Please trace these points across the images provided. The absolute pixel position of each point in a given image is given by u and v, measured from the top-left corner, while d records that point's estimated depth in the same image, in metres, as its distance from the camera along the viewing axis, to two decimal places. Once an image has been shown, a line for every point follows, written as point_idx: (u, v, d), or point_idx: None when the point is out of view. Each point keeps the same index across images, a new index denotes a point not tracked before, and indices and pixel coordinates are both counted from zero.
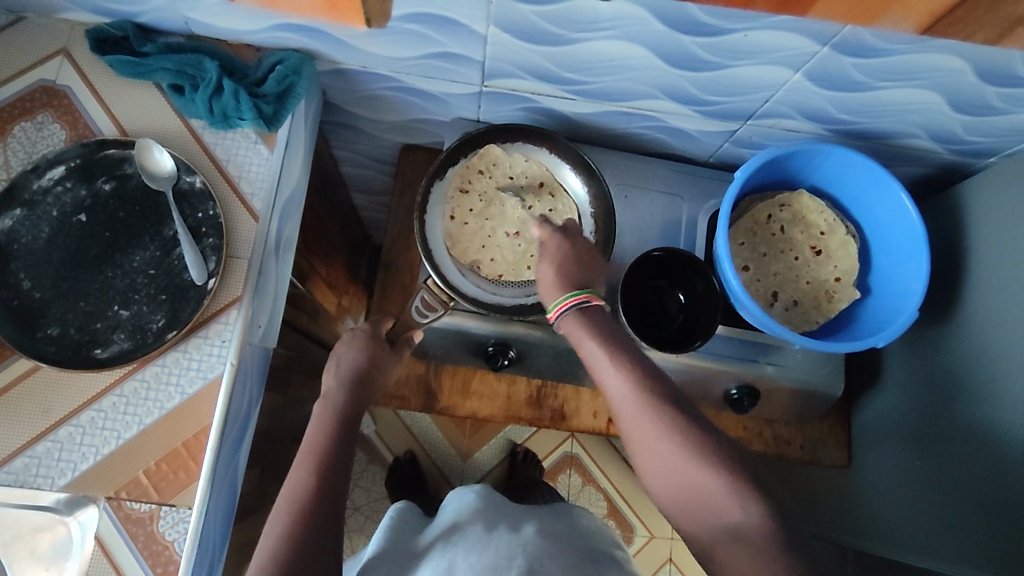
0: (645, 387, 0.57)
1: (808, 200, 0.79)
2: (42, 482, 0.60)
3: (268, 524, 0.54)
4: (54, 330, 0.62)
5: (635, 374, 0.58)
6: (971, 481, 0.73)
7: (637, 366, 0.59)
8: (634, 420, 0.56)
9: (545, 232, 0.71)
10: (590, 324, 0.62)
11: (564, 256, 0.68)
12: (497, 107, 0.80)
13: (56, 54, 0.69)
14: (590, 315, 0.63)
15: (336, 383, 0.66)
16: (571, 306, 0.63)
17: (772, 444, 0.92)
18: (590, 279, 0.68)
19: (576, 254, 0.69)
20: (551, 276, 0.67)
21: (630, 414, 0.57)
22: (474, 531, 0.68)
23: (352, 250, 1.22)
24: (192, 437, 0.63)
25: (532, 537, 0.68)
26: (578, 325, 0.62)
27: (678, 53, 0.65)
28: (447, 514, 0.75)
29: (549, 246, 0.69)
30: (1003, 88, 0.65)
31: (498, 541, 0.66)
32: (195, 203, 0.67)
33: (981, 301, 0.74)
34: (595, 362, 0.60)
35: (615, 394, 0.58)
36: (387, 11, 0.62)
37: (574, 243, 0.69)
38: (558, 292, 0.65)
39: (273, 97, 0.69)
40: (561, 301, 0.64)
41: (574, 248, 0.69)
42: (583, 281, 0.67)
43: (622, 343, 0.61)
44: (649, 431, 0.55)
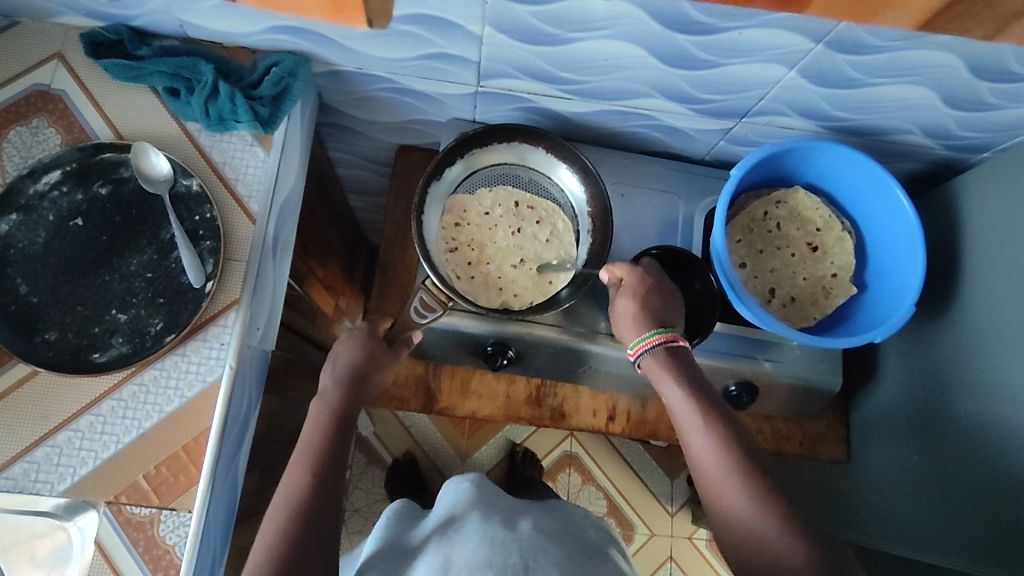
0: (728, 441, 0.59)
1: (803, 197, 0.80)
2: (41, 487, 0.60)
3: (264, 524, 0.54)
4: (51, 335, 0.62)
5: (720, 426, 0.60)
6: (970, 474, 0.73)
7: (719, 418, 0.60)
8: (715, 472, 0.58)
9: (624, 267, 0.70)
10: (676, 370, 0.63)
11: (648, 294, 0.68)
12: (493, 108, 0.80)
13: (50, 59, 0.69)
14: (675, 357, 0.64)
15: (333, 379, 0.66)
16: (656, 344, 0.65)
17: (770, 439, 0.93)
18: (672, 316, 0.68)
19: (661, 296, 0.68)
20: (631, 312, 0.67)
21: (709, 464, 0.58)
22: (469, 523, 0.68)
23: (349, 252, 1.22)
24: (192, 440, 0.63)
25: (528, 533, 0.68)
26: (661, 367, 0.64)
27: (673, 52, 0.65)
28: (443, 506, 0.75)
29: (631, 282, 0.69)
30: (996, 83, 0.65)
31: (493, 534, 0.65)
32: (192, 206, 0.66)
33: (977, 295, 0.75)
34: (680, 411, 0.61)
35: (697, 444, 0.59)
36: (390, 14, 0.62)
37: (657, 280, 0.69)
38: (638, 330, 0.66)
39: (268, 100, 0.69)
40: (645, 337, 0.65)
41: (657, 284, 0.69)
42: (666, 319, 0.67)
43: (709, 394, 0.62)
44: (731, 485, 0.57)
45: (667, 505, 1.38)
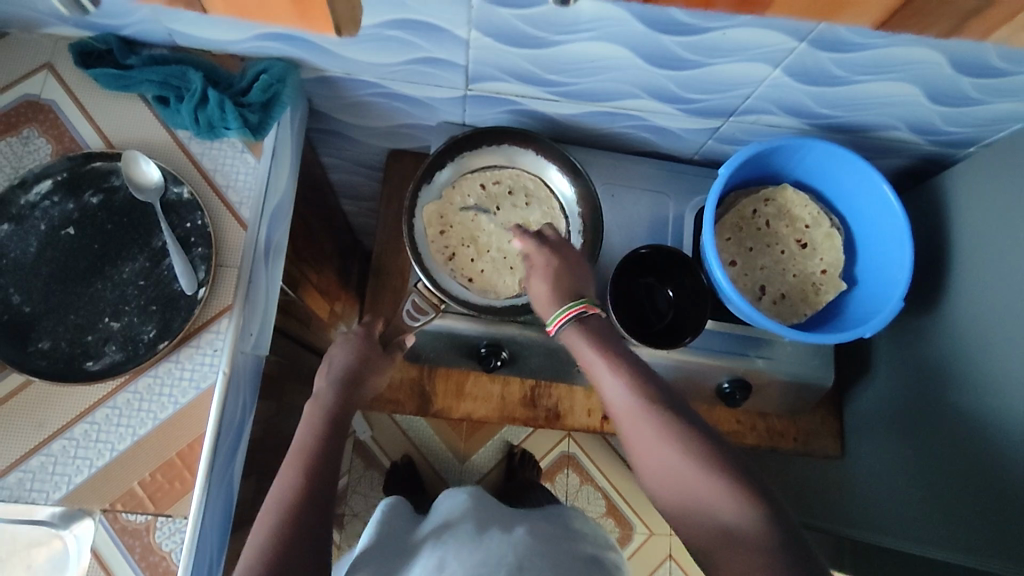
0: (645, 394, 0.57)
1: (791, 194, 0.80)
2: (36, 496, 0.60)
3: (257, 527, 0.54)
4: (44, 344, 0.62)
5: (637, 382, 0.58)
6: (964, 465, 0.73)
7: (636, 375, 0.59)
8: (636, 429, 0.57)
9: (529, 249, 0.70)
10: (586, 332, 0.62)
11: (555, 271, 0.67)
12: (482, 111, 0.81)
13: (40, 69, 0.69)
14: (586, 322, 0.63)
15: (325, 382, 0.66)
16: (570, 317, 0.63)
17: (764, 436, 0.93)
18: (583, 288, 0.67)
19: (568, 268, 0.67)
20: (545, 293, 0.66)
21: (631, 422, 0.57)
22: (463, 530, 0.69)
23: (343, 256, 1.23)
24: (186, 447, 0.63)
25: (522, 537, 0.68)
26: (576, 336, 0.62)
27: (658, 52, 0.65)
28: (439, 513, 0.75)
29: (539, 263, 0.68)
30: (978, 79, 0.66)
31: (488, 540, 0.66)
32: (183, 214, 0.67)
33: (966, 288, 0.75)
34: (595, 367, 0.60)
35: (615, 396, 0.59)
36: (357, 19, 0.63)
37: (562, 256, 0.68)
38: (551, 307, 0.65)
39: (257, 106, 0.69)
40: (559, 313, 0.63)
41: (565, 262, 0.68)
42: (579, 290, 0.66)
43: (619, 349, 0.61)
44: (651, 438, 0.56)
45: None
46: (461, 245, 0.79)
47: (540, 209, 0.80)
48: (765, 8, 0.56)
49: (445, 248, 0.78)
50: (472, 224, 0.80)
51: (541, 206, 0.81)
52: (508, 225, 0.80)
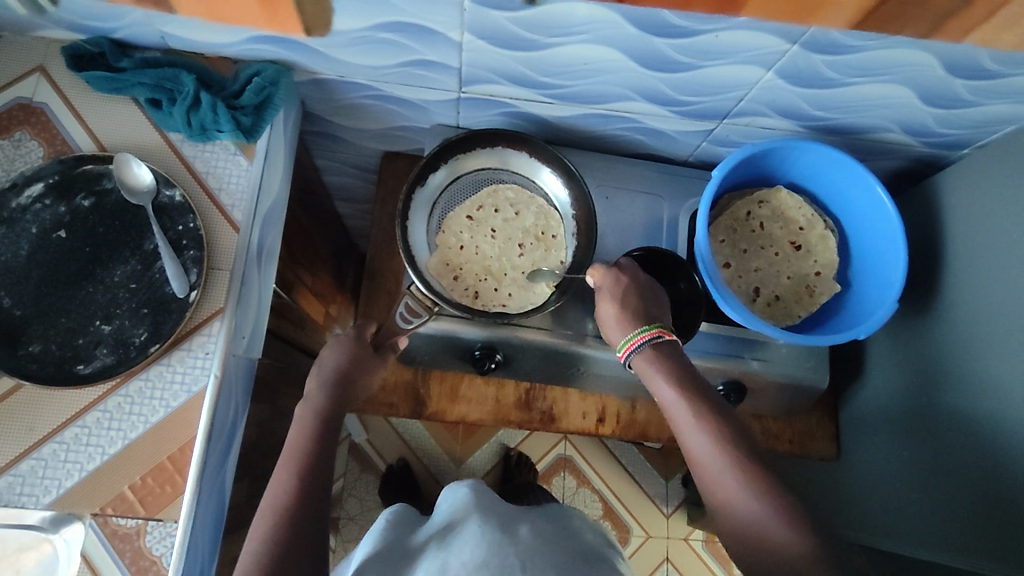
0: (724, 437, 0.58)
1: (785, 196, 0.80)
2: (25, 500, 0.60)
3: (251, 531, 0.54)
4: (35, 347, 0.61)
5: (716, 423, 0.59)
6: (960, 466, 0.73)
7: (716, 415, 0.60)
8: (712, 468, 0.58)
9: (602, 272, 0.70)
10: (663, 368, 0.63)
11: (628, 294, 0.68)
12: (476, 113, 0.81)
13: (32, 72, 0.69)
14: (661, 355, 0.64)
15: (316, 383, 0.66)
16: (645, 342, 0.65)
17: (760, 438, 0.93)
18: (656, 310, 0.68)
19: (641, 294, 0.68)
20: (614, 313, 0.67)
21: (706, 460, 0.58)
22: (466, 530, 0.68)
23: (339, 259, 1.23)
24: (177, 450, 0.63)
25: (526, 540, 0.67)
26: (653, 367, 0.64)
27: (651, 55, 0.65)
28: (441, 513, 0.75)
29: (605, 285, 0.69)
30: (970, 81, 0.66)
31: (490, 539, 0.66)
32: (175, 216, 0.67)
33: (960, 289, 0.75)
34: (674, 406, 0.61)
35: (688, 434, 0.60)
36: (326, 20, 0.63)
37: (639, 281, 0.69)
38: (625, 328, 0.66)
39: (250, 109, 0.69)
40: (635, 336, 0.65)
41: (635, 283, 0.69)
42: (649, 314, 0.67)
43: (699, 389, 0.62)
44: (725, 478, 0.57)
45: (663, 506, 1.38)
46: (459, 251, 0.79)
47: (536, 213, 0.81)
48: (738, 10, 0.57)
49: (441, 251, 0.79)
50: (469, 230, 0.80)
51: (536, 210, 0.81)
52: (505, 231, 0.81)
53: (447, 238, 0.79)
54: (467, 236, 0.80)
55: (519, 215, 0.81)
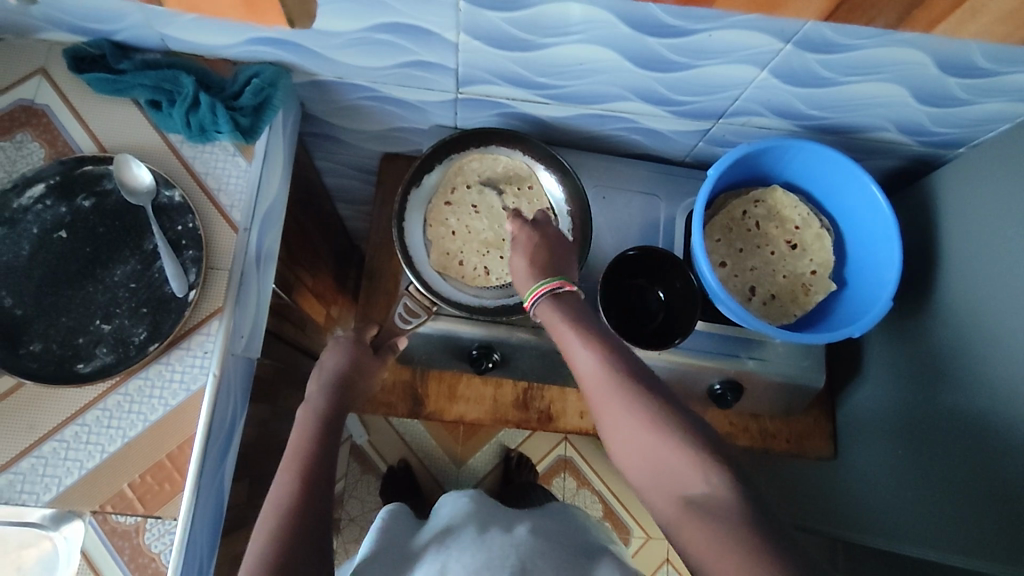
0: (620, 370, 0.55)
1: (781, 195, 0.81)
2: (27, 498, 0.61)
3: (256, 533, 0.54)
4: (36, 346, 0.62)
5: (611, 358, 0.56)
6: (958, 464, 0.73)
7: (613, 351, 0.57)
8: (608, 402, 0.54)
9: (517, 228, 0.70)
10: (558, 306, 0.61)
11: (536, 248, 0.67)
12: (473, 114, 0.81)
13: (34, 74, 0.70)
14: (558, 296, 0.62)
15: (318, 385, 0.66)
16: (546, 292, 0.62)
17: (758, 438, 0.93)
18: (565, 267, 0.67)
19: (553, 251, 0.67)
20: (524, 266, 0.66)
21: (599, 393, 0.55)
22: (466, 533, 0.69)
23: (339, 261, 1.23)
24: (176, 448, 0.63)
25: (525, 538, 0.68)
26: (551, 312, 0.61)
27: (646, 55, 0.66)
28: (440, 517, 0.75)
29: (521, 240, 0.69)
30: (965, 79, 0.67)
31: (491, 543, 0.66)
32: (174, 216, 0.67)
33: (957, 288, 0.76)
34: (566, 340, 0.59)
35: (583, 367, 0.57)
36: (312, 13, 0.62)
37: (549, 238, 0.69)
38: (531, 279, 0.65)
39: (249, 110, 0.70)
40: (536, 288, 0.63)
41: (546, 239, 0.68)
42: (556, 270, 0.66)
43: (592, 322, 0.60)
44: (621, 409, 0.53)
45: None
46: (450, 245, 0.79)
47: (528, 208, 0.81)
48: (710, 2, 0.57)
49: (437, 250, 0.79)
50: (460, 224, 0.80)
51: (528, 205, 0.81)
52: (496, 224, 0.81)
53: (437, 237, 0.79)
54: (459, 229, 0.80)
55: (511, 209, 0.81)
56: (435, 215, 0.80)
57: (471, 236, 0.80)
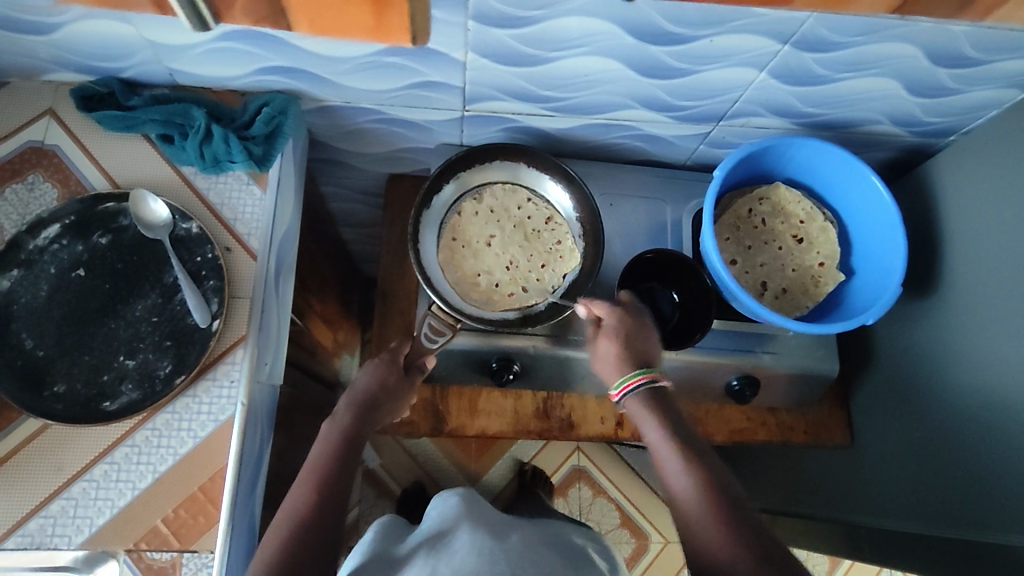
0: (708, 479, 0.57)
1: (784, 191, 0.82)
2: (58, 541, 0.60)
3: (263, 540, 0.55)
4: (60, 387, 0.61)
5: (700, 466, 0.58)
6: (971, 442, 0.75)
7: (699, 461, 0.59)
8: (688, 501, 0.56)
9: (603, 310, 0.70)
10: (656, 412, 0.63)
11: (626, 336, 0.68)
12: (478, 130, 0.83)
13: (42, 115, 0.70)
14: (657, 400, 0.64)
15: (344, 404, 0.66)
16: (641, 384, 0.64)
17: (776, 431, 0.95)
18: (652, 355, 0.68)
19: (636, 335, 0.68)
20: (614, 350, 0.67)
21: (685, 503, 0.57)
22: (455, 534, 0.66)
23: (344, 285, 1.23)
24: (208, 480, 0.62)
25: (515, 544, 0.65)
26: (642, 409, 0.64)
27: (649, 63, 0.68)
28: (431, 521, 0.73)
29: (609, 325, 0.69)
30: (954, 69, 0.69)
31: (483, 546, 0.62)
32: (193, 248, 0.67)
33: (958, 272, 0.78)
34: (658, 448, 0.61)
35: (672, 476, 0.59)
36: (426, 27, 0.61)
37: (635, 319, 0.70)
38: (622, 368, 0.66)
39: (261, 139, 0.70)
40: (628, 379, 0.65)
41: (636, 324, 0.69)
42: (645, 360, 0.67)
43: (687, 432, 0.62)
44: (699, 517, 0.55)
45: None
46: (464, 260, 0.80)
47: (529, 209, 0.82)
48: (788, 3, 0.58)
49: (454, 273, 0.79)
50: (468, 236, 0.81)
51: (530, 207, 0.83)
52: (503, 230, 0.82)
53: (546, 284, 0.80)
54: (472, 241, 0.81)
55: (513, 214, 0.82)
56: (518, 286, 0.80)
57: (514, 254, 0.81)
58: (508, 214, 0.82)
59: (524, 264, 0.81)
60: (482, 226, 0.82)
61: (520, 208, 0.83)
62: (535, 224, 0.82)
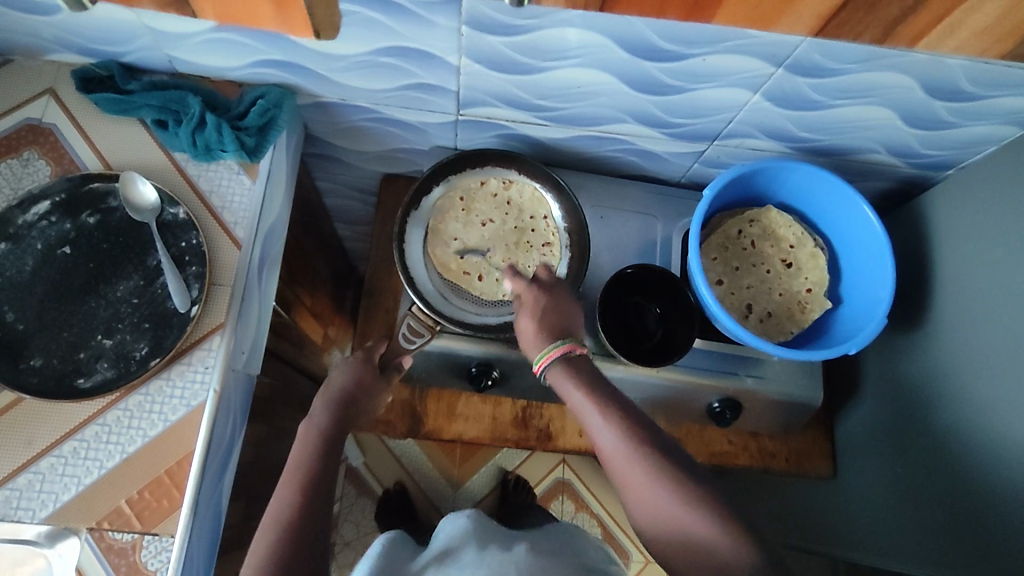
0: (635, 438, 0.58)
1: (775, 215, 0.82)
2: (22, 515, 0.60)
3: (252, 547, 0.55)
4: (36, 361, 0.62)
5: (626, 424, 0.59)
6: (955, 485, 0.73)
7: (624, 417, 0.59)
8: (625, 468, 0.57)
9: (520, 286, 0.70)
10: (574, 375, 0.62)
11: (545, 310, 0.67)
12: (473, 135, 0.83)
13: (42, 94, 0.71)
14: (573, 364, 0.63)
15: (321, 401, 0.66)
16: (557, 356, 0.63)
17: (757, 457, 0.93)
18: (573, 325, 0.68)
19: (557, 309, 0.68)
20: (532, 329, 0.66)
21: (621, 465, 0.58)
22: (466, 553, 0.65)
23: (337, 281, 1.23)
24: (175, 464, 0.63)
25: (524, 554, 0.65)
26: (561, 376, 0.63)
27: (642, 78, 0.68)
28: (439, 540, 0.71)
29: (529, 301, 0.69)
30: (951, 103, 0.69)
31: (490, 561, 0.63)
32: (178, 233, 0.68)
33: (948, 307, 0.77)
34: (585, 413, 0.61)
35: (606, 443, 0.59)
36: (338, 25, 0.62)
37: (553, 295, 0.69)
38: (541, 344, 0.65)
39: (254, 130, 0.71)
40: (546, 352, 0.64)
41: (554, 301, 0.69)
42: (566, 331, 0.67)
43: (605, 388, 0.62)
44: (642, 479, 0.56)
45: None
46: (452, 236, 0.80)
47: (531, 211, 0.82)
48: (708, 19, 0.58)
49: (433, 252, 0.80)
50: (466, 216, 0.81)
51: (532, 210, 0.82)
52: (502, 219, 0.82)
53: (502, 289, 0.79)
54: (467, 224, 0.81)
55: (516, 207, 0.82)
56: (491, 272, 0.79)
57: (497, 249, 0.80)
58: (510, 205, 0.82)
59: (499, 262, 0.80)
60: (483, 215, 0.82)
61: (530, 221, 0.82)
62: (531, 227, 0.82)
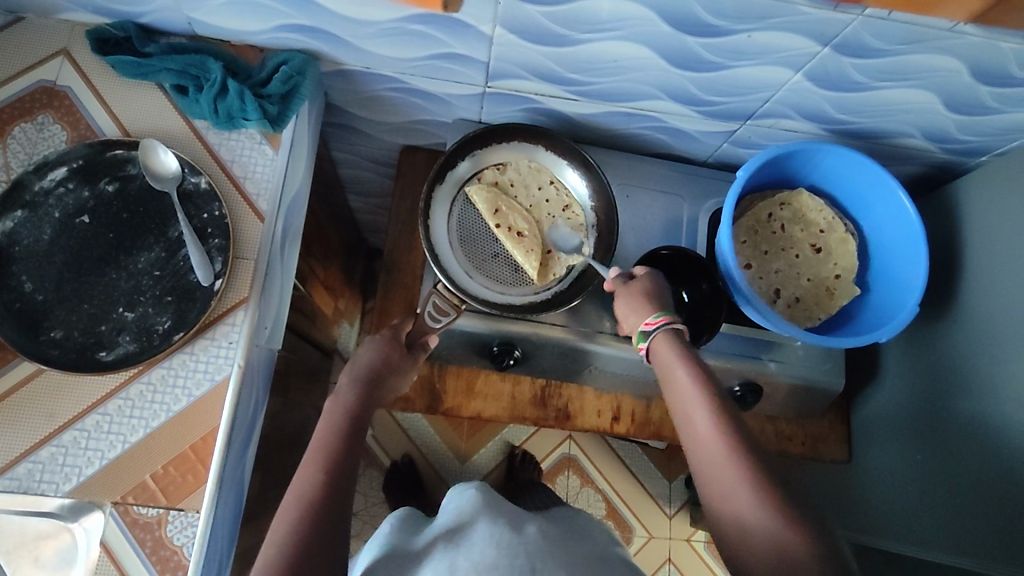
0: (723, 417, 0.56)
1: (807, 199, 0.81)
2: (46, 488, 0.59)
3: (275, 523, 0.54)
4: (57, 333, 0.61)
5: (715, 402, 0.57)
6: (977, 474, 0.73)
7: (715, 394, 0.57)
8: (706, 447, 0.55)
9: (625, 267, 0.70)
10: (674, 348, 0.61)
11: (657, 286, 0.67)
12: (499, 108, 0.81)
13: (56, 55, 0.68)
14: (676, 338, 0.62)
15: (347, 379, 0.66)
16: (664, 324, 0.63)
17: (773, 440, 0.93)
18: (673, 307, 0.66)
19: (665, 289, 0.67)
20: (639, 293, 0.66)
21: (705, 444, 0.55)
22: (475, 530, 0.65)
23: (348, 254, 1.22)
24: (200, 439, 0.62)
25: (535, 537, 0.64)
26: (665, 346, 0.62)
27: (682, 53, 0.66)
28: (448, 512, 0.71)
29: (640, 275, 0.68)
30: (997, 88, 0.67)
31: (500, 539, 0.62)
32: (200, 204, 0.66)
33: (977, 296, 0.76)
34: (677, 387, 0.59)
35: (692, 417, 0.57)
36: None
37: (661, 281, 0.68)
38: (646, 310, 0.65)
39: (277, 98, 0.69)
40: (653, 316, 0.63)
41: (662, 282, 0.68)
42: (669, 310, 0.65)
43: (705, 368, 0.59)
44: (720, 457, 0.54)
45: (665, 506, 1.38)
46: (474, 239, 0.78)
47: (538, 182, 0.81)
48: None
49: (459, 243, 0.78)
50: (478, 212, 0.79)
51: (539, 181, 0.81)
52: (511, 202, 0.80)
53: (548, 270, 0.78)
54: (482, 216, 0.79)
55: (522, 187, 0.80)
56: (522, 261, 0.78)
57: None
58: (516, 186, 0.80)
59: None
60: None
61: (539, 190, 0.80)
62: (543, 198, 0.80)
